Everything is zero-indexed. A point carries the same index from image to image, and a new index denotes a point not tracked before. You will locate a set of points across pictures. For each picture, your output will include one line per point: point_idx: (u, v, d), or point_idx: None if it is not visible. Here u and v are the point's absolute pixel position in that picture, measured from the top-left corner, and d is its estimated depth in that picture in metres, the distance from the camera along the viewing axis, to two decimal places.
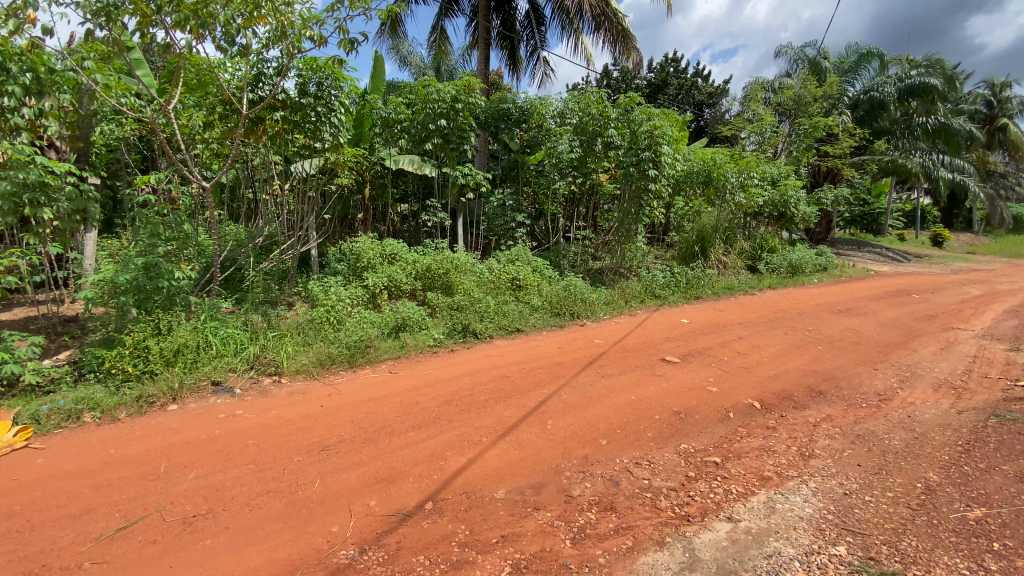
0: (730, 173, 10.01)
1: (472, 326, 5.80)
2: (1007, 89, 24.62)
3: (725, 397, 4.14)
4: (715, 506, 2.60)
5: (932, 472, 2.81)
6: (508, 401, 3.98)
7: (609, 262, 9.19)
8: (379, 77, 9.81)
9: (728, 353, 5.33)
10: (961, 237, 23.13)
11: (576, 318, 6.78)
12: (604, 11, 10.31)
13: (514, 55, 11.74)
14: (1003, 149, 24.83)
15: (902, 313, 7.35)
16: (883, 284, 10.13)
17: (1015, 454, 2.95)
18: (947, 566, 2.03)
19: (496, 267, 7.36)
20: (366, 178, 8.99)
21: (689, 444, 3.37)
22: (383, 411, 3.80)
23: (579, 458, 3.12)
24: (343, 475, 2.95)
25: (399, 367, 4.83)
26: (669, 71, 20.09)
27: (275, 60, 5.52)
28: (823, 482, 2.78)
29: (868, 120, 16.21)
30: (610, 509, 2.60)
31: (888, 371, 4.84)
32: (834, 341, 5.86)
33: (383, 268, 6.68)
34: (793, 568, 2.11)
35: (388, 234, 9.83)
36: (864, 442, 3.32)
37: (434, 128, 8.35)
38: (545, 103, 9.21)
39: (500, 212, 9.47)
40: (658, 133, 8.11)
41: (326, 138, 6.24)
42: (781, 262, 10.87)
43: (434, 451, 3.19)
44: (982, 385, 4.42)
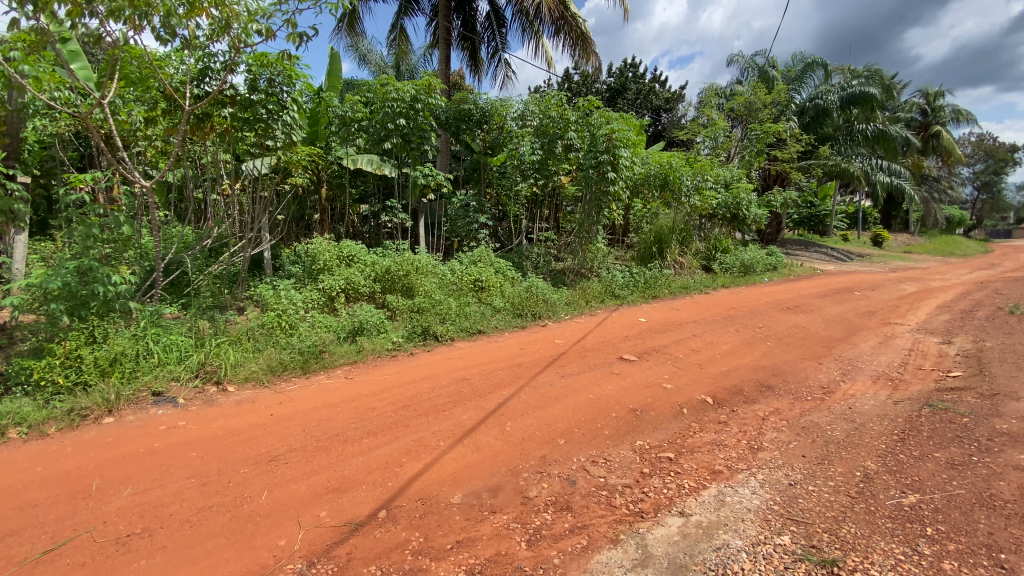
0: (685, 176, 10.33)
1: (432, 328, 5.71)
2: (939, 98, 26.33)
3: (679, 394, 4.23)
4: (668, 501, 2.64)
5: (870, 461, 2.95)
6: (466, 403, 3.93)
7: (571, 262, 9.21)
8: (335, 75, 9.58)
9: (683, 351, 5.46)
10: (898, 238, 24.64)
11: (538, 318, 6.79)
12: (563, 15, 10.39)
13: (475, 56, 11.70)
14: (936, 155, 26.58)
15: (845, 309, 7.74)
16: (830, 283, 10.58)
17: (946, 441, 3.13)
18: (883, 551, 2.12)
19: (458, 268, 7.29)
20: (322, 177, 8.72)
21: (644, 440, 3.43)
22: (337, 418, 3.68)
23: (536, 459, 3.11)
24: (292, 485, 2.83)
25: (355, 372, 4.70)
26: (627, 76, 20.47)
27: (221, 53, 5.27)
28: (771, 474, 2.87)
29: (814, 126, 17.14)
30: (566, 509, 2.59)
31: (832, 365, 5.08)
32: (783, 337, 6.10)
33: (340, 270, 6.50)
34: (739, 559, 2.15)
35: (347, 236, 9.57)
36: (809, 433, 3.46)
37: (392, 128, 8.15)
38: (506, 104, 9.20)
39: (462, 214, 9.34)
40: (616, 137, 8.25)
41: (278, 135, 6.00)
42: (733, 262, 11.27)
43: (389, 458, 3.11)
44: (916, 377, 4.69)
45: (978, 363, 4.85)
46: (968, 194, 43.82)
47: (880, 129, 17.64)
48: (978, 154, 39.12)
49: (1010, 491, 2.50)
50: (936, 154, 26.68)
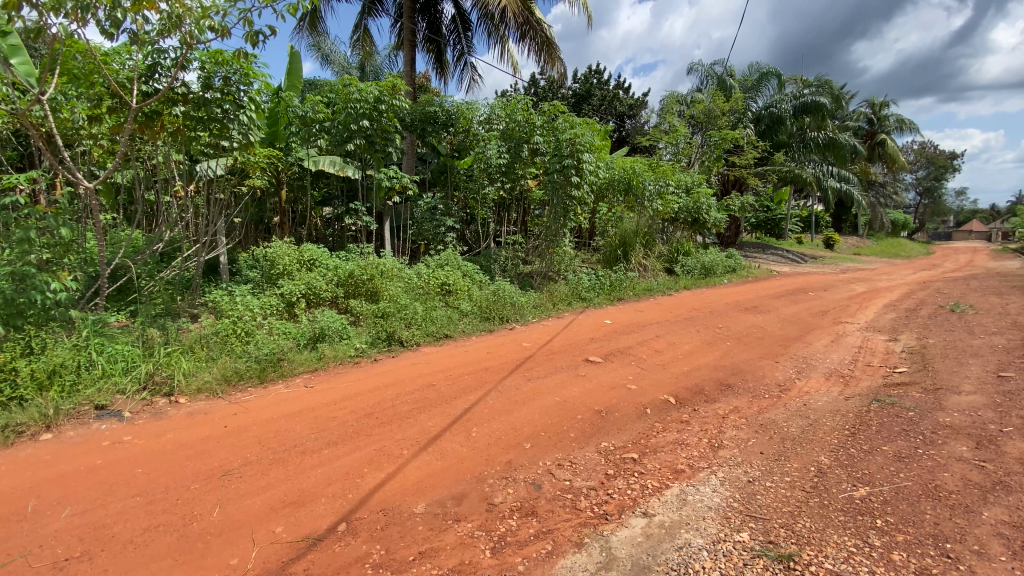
0: (648, 181, 10.55)
1: (397, 333, 5.60)
2: (884, 108, 27.83)
3: (643, 395, 4.29)
4: (632, 502, 2.66)
5: (824, 455, 3.06)
6: (431, 410, 3.86)
7: (539, 266, 9.21)
8: (296, 74, 9.34)
9: (647, 352, 5.54)
10: (848, 240, 25.90)
11: (505, 322, 6.77)
12: (528, 20, 10.45)
13: (441, 59, 11.64)
14: (881, 162, 28.06)
15: (800, 309, 8.05)
16: (787, 284, 11.00)
17: (893, 435, 3.27)
18: (836, 544, 2.19)
19: (425, 272, 7.17)
20: (282, 179, 8.48)
21: (609, 442, 3.45)
22: (296, 428, 3.56)
23: (502, 464, 3.08)
24: (246, 501, 2.70)
25: (316, 381, 4.55)
26: (592, 82, 20.76)
27: (172, 49, 5.02)
28: (730, 472, 2.94)
29: (770, 134, 17.83)
30: (531, 514, 2.57)
31: (788, 363, 5.27)
32: (742, 337, 6.28)
33: (300, 275, 6.30)
34: (701, 558, 2.18)
35: (309, 239, 9.32)
36: (766, 430, 3.56)
37: (356, 129, 7.98)
38: (472, 107, 9.17)
39: (428, 216, 9.19)
40: (580, 141, 8.33)
41: (234, 135, 5.77)
42: (694, 264, 11.59)
43: (351, 468, 3.01)
44: (866, 373, 4.91)
45: (922, 359, 5.11)
46: (911, 199, 46.41)
47: (830, 137, 18.49)
48: (920, 161, 41.54)
49: (953, 481, 2.62)
50: (881, 161, 28.17)
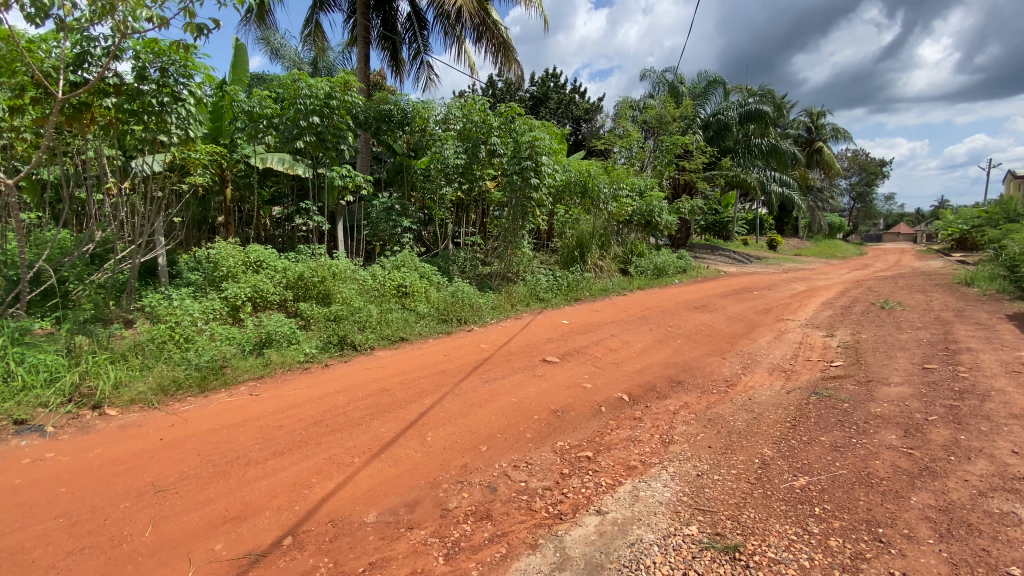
0: (603, 184, 10.77)
1: (350, 337, 5.43)
2: (822, 117, 29.55)
3: (598, 393, 4.35)
4: (586, 501, 2.68)
5: (767, 447, 3.19)
6: (384, 415, 3.76)
7: (498, 267, 9.18)
8: (241, 68, 8.95)
9: (602, 351, 5.63)
10: (791, 242, 27.32)
11: (463, 323, 6.72)
12: (485, 20, 10.42)
13: (396, 57, 11.45)
14: (819, 168, 29.78)
15: (745, 308, 8.41)
16: (734, 284, 11.47)
17: (830, 426, 3.46)
18: (778, 533, 2.28)
19: (380, 273, 6.98)
20: (227, 176, 8.07)
21: (564, 441, 3.47)
22: (240, 439, 3.38)
23: (457, 469, 3.04)
24: (182, 518, 2.54)
25: (262, 388, 4.34)
26: (549, 86, 20.94)
27: (104, 37, 4.66)
28: (681, 466, 3.01)
29: (717, 140, 18.62)
30: (486, 518, 2.54)
31: (734, 359, 5.49)
32: (692, 334, 6.50)
33: (245, 277, 6.02)
34: (652, 553, 2.21)
35: (256, 241, 8.93)
36: (714, 425, 3.69)
37: (305, 125, 7.63)
38: (428, 107, 9.05)
39: (384, 217, 8.94)
40: (538, 144, 8.38)
41: (174, 131, 5.42)
42: (648, 265, 11.93)
43: (298, 479, 2.90)
44: (806, 367, 5.18)
45: (856, 353, 5.44)
46: (846, 203, 49.48)
47: (773, 144, 19.46)
48: (853, 169, 44.41)
49: (884, 468, 2.79)
50: (819, 168, 29.89)
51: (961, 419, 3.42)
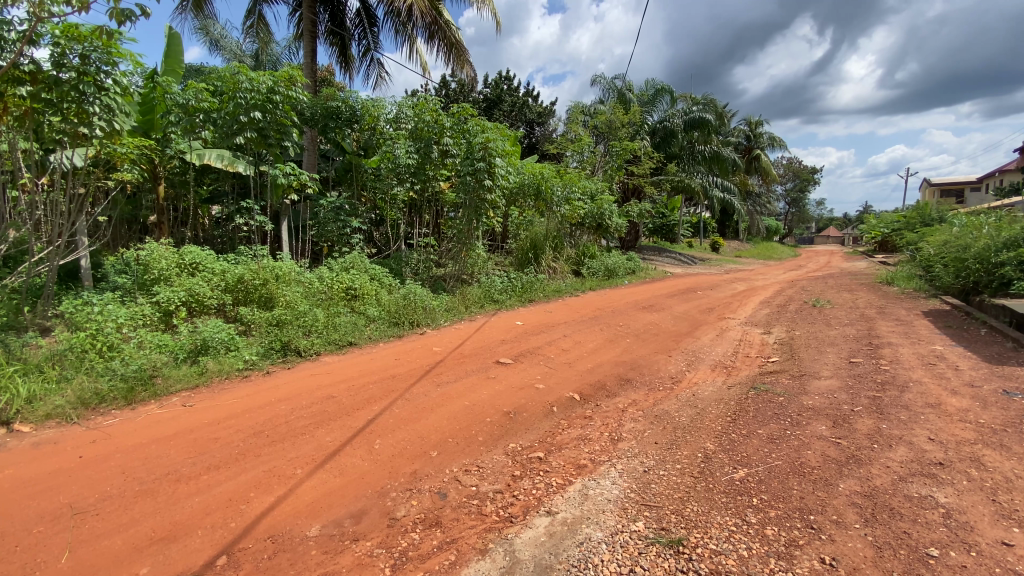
0: (556, 187, 10.91)
1: (294, 343, 5.22)
2: (760, 126, 31.21)
3: (550, 393, 4.38)
4: (536, 502, 2.69)
5: (709, 442, 3.31)
6: (330, 424, 3.62)
7: (452, 268, 9.10)
8: (176, 58, 8.43)
9: (555, 351, 5.68)
10: (732, 245, 28.68)
11: (416, 326, 6.60)
12: (436, 20, 10.31)
13: (345, 53, 11.14)
14: (758, 174, 31.44)
15: (690, 307, 8.75)
16: (680, 284, 11.92)
17: (767, 419, 3.64)
18: (719, 525, 2.36)
19: (328, 275, 6.74)
20: (159, 173, 7.58)
21: (517, 443, 3.47)
22: (170, 453, 3.16)
23: (406, 476, 2.97)
24: (103, 541, 2.34)
25: (196, 399, 4.08)
26: (502, 88, 21.00)
27: (19, 21, 4.22)
28: (628, 463, 3.08)
29: (663, 146, 19.31)
30: (435, 525, 2.50)
31: (680, 357, 5.68)
32: (640, 333, 6.67)
33: (180, 281, 5.65)
34: (600, 551, 2.24)
35: (192, 241, 8.44)
36: (660, 421, 3.79)
37: (246, 121, 7.20)
38: (378, 105, 8.83)
39: (333, 217, 8.64)
40: (491, 146, 8.38)
41: (97, 123, 5.01)
42: (599, 266, 12.21)
43: (234, 494, 2.74)
44: (745, 363, 5.43)
45: (791, 349, 5.76)
46: (782, 208, 52.54)
47: (715, 151, 20.37)
48: (788, 176, 47.24)
49: (815, 458, 2.96)
50: (758, 174, 31.54)
51: (883, 409, 3.69)
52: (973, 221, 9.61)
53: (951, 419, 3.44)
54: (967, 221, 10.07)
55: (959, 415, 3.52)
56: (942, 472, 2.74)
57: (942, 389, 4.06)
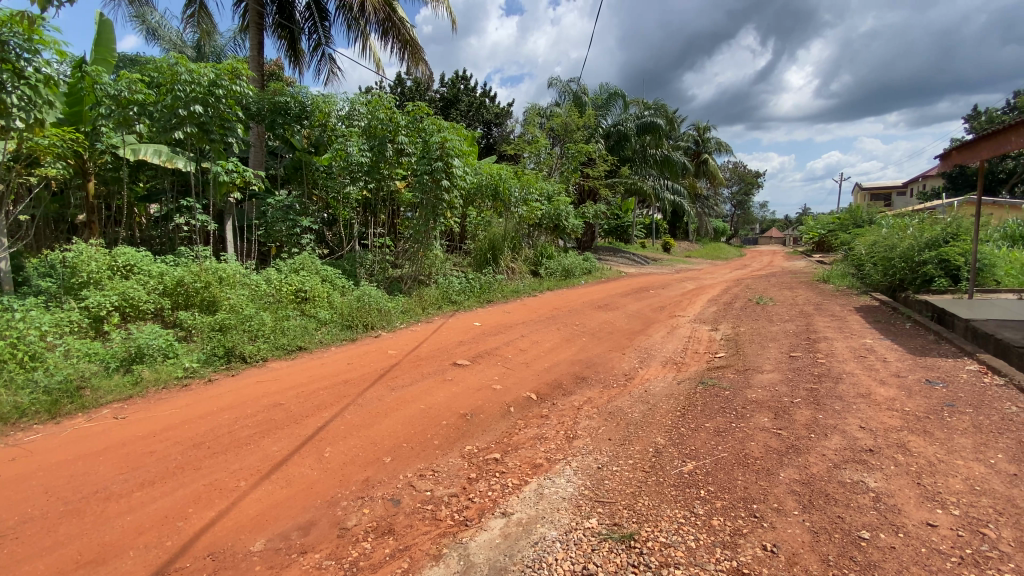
0: (513, 188, 10.96)
1: (238, 348, 4.98)
2: (707, 132, 32.48)
3: (507, 393, 4.38)
4: (492, 504, 2.67)
5: (660, 437, 3.40)
6: (277, 433, 3.48)
7: (408, 269, 8.96)
8: (108, 47, 7.90)
9: (512, 351, 5.69)
10: (683, 245, 29.72)
11: (370, 329, 6.44)
12: (390, 16, 10.12)
13: (295, 47, 10.77)
14: (706, 177, 32.72)
15: (643, 306, 8.99)
16: (634, 284, 12.23)
17: (714, 412, 3.78)
18: (668, 517, 2.43)
19: (276, 277, 6.45)
20: (89, 168, 7.06)
21: (473, 445, 3.45)
22: (100, 470, 2.94)
23: (358, 484, 2.89)
24: (21, 569, 2.15)
25: (130, 411, 3.82)
26: (459, 88, 20.92)
27: None
28: (583, 461, 3.12)
29: (617, 149, 19.78)
30: (388, 533, 2.44)
31: (633, 354, 5.82)
32: (595, 332, 6.78)
33: (111, 284, 5.28)
34: (554, 549, 2.25)
35: (126, 241, 7.93)
36: (614, 418, 3.87)
37: (185, 115, 6.79)
38: (329, 101, 8.36)
39: (281, 216, 8.32)
40: (449, 145, 8.30)
41: (17, 115, 4.59)
42: (556, 267, 12.38)
43: (171, 511, 2.57)
44: (694, 359, 5.62)
45: (736, 344, 6.02)
46: (729, 211, 54.92)
47: (666, 155, 21.03)
48: (734, 179, 49.42)
49: (758, 449, 3.09)
50: (706, 177, 32.82)
51: (820, 400, 3.90)
52: (898, 223, 10.37)
53: (880, 408, 3.68)
54: (893, 224, 10.86)
55: (887, 403, 3.78)
56: (872, 458, 2.93)
57: (872, 380, 4.34)
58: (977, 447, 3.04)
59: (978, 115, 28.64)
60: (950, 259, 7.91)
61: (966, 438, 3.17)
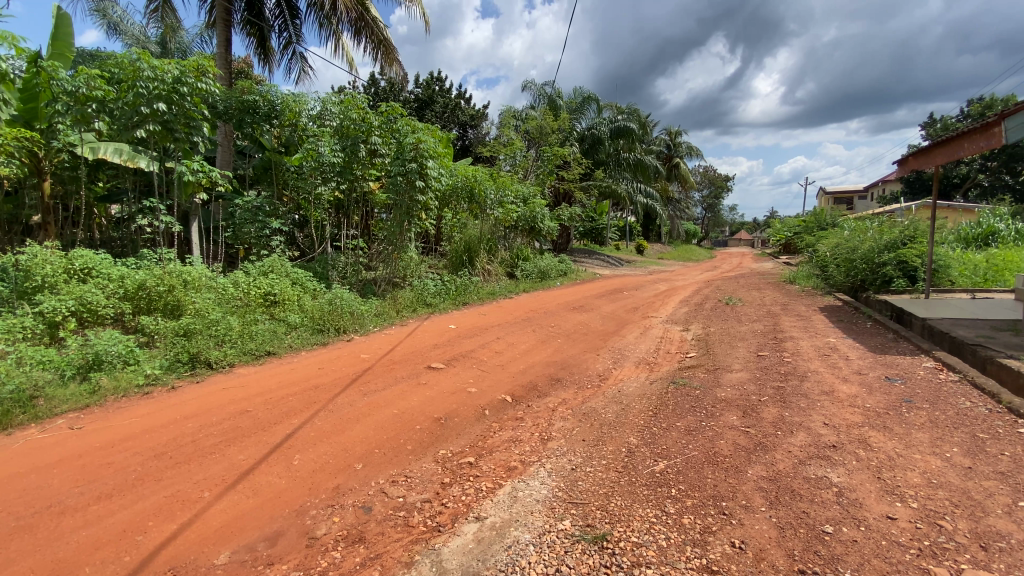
0: (489, 190, 10.94)
1: (204, 354, 4.82)
2: (679, 136, 33.16)
3: (482, 396, 4.37)
4: (465, 509, 2.65)
5: (632, 436, 3.44)
6: (244, 441, 3.38)
7: (383, 271, 8.84)
8: (66, 42, 7.57)
9: (487, 353, 5.68)
10: (656, 247, 30.22)
11: (342, 332, 6.33)
12: (362, 16, 10.00)
13: (265, 45, 10.55)
14: (678, 181, 33.38)
15: (617, 307, 9.10)
16: (608, 285, 12.38)
17: (685, 412, 3.84)
18: (641, 517, 2.45)
19: (243, 280, 6.28)
20: (44, 167, 6.75)
21: (447, 449, 3.42)
22: (54, 483, 2.81)
23: (328, 492, 2.83)
24: None
25: (87, 421, 3.65)
26: (434, 89, 20.84)
27: None
28: (557, 462, 3.13)
29: (591, 153, 20.03)
30: (358, 541, 2.40)
31: (607, 355, 5.88)
32: (570, 334, 6.83)
33: (67, 288, 5.03)
34: (527, 553, 2.24)
35: (85, 243, 7.63)
36: (588, 418, 3.89)
37: (148, 112, 6.47)
38: (299, 100, 8.21)
39: (250, 218, 8.10)
40: (423, 147, 8.28)
41: None
42: (532, 269, 12.44)
43: (129, 524, 2.47)
44: (666, 359, 5.72)
45: (706, 344, 6.15)
46: (700, 214, 56.12)
47: (639, 158, 21.39)
48: (705, 183, 50.56)
49: (727, 447, 3.16)
50: (678, 181, 33.48)
51: (786, 398, 4.02)
52: (859, 226, 10.77)
53: (843, 405, 3.81)
54: (855, 226, 11.28)
55: (850, 400, 3.91)
56: (835, 453, 3.02)
57: (836, 377, 4.49)
58: (933, 441, 3.17)
59: (934, 123, 30.04)
60: (908, 260, 8.26)
61: (923, 432, 3.30)
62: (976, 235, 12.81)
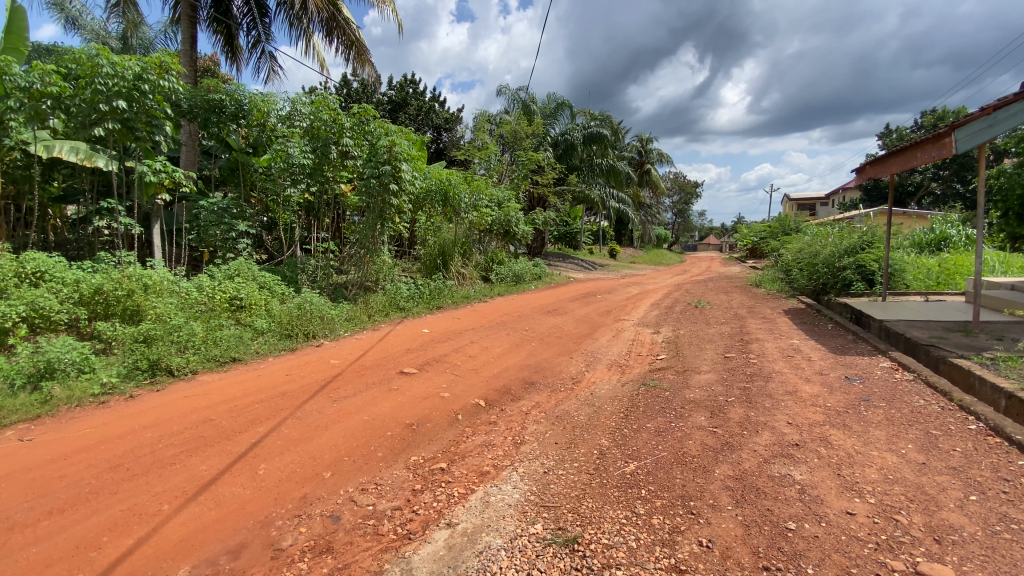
0: (463, 194, 10.65)
1: (165, 361, 4.65)
2: (650, 143, 33.77)
3: (455, 401, 4.34)
4: (437, 515, 2.63)
5: (604, 439, 3.47)
6: (206, 451, 3.27)
7: (355, 276, 8.70)
8: (21, 35, 7.23)
9: (461, 358, 5.65)
10: (629, 251, 30.68)
11: (311, 338, 6.20)
12: (333, 16, 9.86)
13: (232, 43, 10.29)
14: (650, 186, 34.00)
15: (590, 310, 9.19)
16: (582, 288, 12.50)
17: (654, 413, 3.90)
18: (612, 519, 2.47)
19: (208, 284, 6.07)
20: None
21: (418, 455, 3.38)
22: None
23: (295, 501, 2.76)
24: None
25: (38, 432, 3.47)
26: (408, 92, 20.70)
27: None
28: (529, 466, 3.13)
29: (565, 157, 20.21)
30: (326, 552, 2.35)
31: (580, 358, 5.93)
32: (544, 337, 6.86)
33: (18, 293, 4.78)
34: (499, 558, 2.23)
35: (37, 245, 7.28)
36: (560, 421, 3.92)
37: (107, 110, 6.18)
38: (268, 100, 8.06)
39: (215, 220, 7.87)
40: (397, 149, 8.21)
41: None
42: (507, 272, 12.45)
43: (83, 540, 2.36)
44: (638, 361, 5.80)
45: (676, 346, 6.27)
46: (671, 219, 57.28)
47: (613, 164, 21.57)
48: (676, 189, 51.66)
49: (695, 447, 3.22)
50: (649, 186, 34.10)
51: (752, 398, 4.13)
52: (822, 231, 11.17)
53: (806, 404, 3.93)
54: (817, 232, 11.71)
55: (812, 400, 4.05)
56: (797, 452, 3.12)
57: (799, 378, 4.64)
58: (889, 438, 3.31)
59: (890, 134, 31.50)
60: (866, 265, 8.62)
61: (880, 430, 3.44)
62: (929, 240, 13.45)
